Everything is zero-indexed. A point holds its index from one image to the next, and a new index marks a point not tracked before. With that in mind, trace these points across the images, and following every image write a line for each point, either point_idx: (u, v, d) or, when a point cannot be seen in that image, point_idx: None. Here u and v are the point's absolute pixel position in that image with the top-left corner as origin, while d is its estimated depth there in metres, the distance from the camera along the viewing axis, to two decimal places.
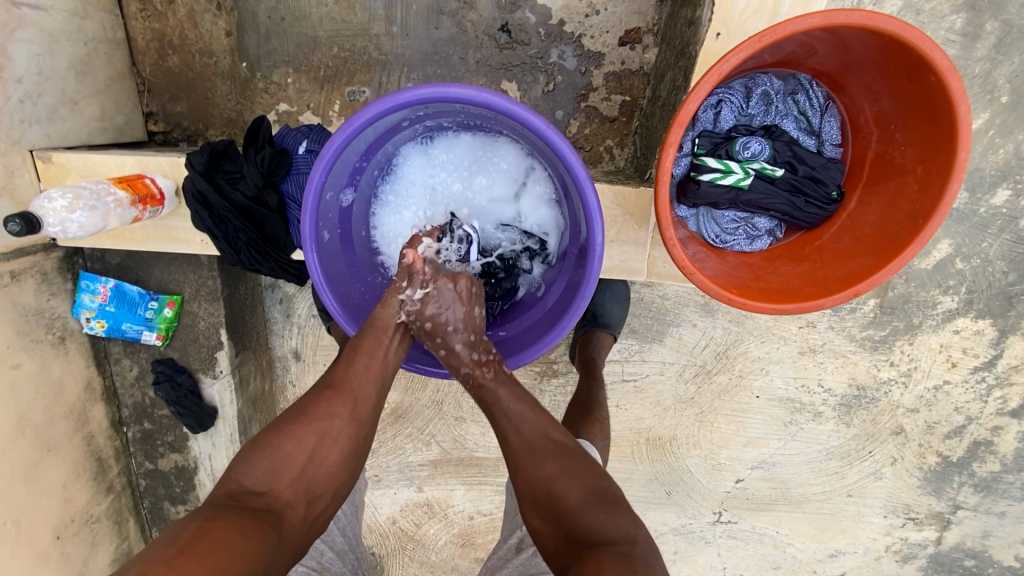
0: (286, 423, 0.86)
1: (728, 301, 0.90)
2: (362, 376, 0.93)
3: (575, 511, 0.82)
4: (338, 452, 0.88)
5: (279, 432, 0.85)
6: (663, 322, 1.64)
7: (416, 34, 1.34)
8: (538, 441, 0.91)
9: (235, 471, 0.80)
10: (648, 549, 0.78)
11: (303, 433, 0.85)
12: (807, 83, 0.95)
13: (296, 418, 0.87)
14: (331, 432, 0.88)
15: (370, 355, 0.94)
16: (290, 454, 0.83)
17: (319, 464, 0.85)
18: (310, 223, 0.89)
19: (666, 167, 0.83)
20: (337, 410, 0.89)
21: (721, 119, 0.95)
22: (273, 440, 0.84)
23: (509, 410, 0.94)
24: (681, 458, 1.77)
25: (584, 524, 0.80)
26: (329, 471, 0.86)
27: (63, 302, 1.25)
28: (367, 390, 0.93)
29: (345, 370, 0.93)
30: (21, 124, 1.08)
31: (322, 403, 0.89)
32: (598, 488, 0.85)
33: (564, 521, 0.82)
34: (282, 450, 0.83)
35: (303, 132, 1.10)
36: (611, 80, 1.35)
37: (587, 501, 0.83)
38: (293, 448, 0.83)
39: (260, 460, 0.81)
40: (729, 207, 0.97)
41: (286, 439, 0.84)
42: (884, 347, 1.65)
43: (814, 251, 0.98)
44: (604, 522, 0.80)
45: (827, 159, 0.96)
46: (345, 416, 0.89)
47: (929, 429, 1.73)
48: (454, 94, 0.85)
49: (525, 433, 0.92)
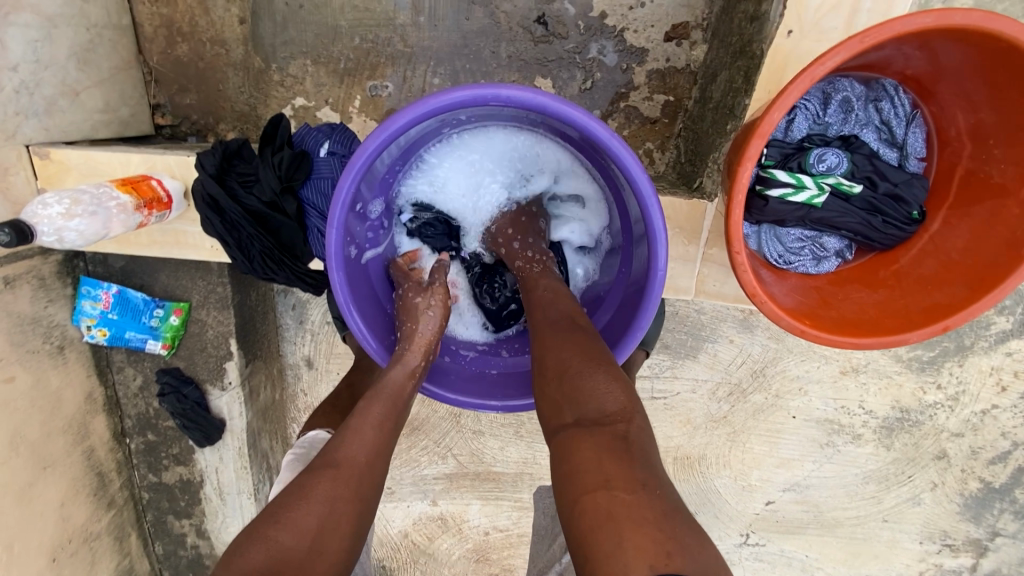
0: (280, 507, 0.70)
1: (799, 333, 0.81)
2: (369, 446, 0.78)
3: (576, 376, 0.73)
4: (344, 538, 0.71)
5: (271, 520, 0.69)
6: (698, 337, 1.55)
7: (444, 26, 1.23)
8: (558, 316, 0.83)
9: (222, 569, 0.64)
10: (645, 429, 0.68)
11: (298, 517, 0.69)
12: (893, 89, 0.84)
13: (291, 500, 0.71)
14: (332, 518, 0.71)
15: (380, 419, 0.81)
16: (287, 544, 0.67)
17: (322, 555, 0.68)
18: (337, 237, 0.80)
19: (741, 184, 0.73)
20: (341, 486, 0.73)
21: (793, 128, 0.85)
22: (266, 528, 0.68)
23: (539, 295, 0.87)
24: (709, 479, 1.68)
25: (581, 391, 0.71)
26: (333, 563, 0.69)
27: (63, 309, 1.17)
28: (374, 461, 0.78)
29: (349, 441, 0.78)
30: (16, 117, 0.99)
31: (320, 481, 0.73)
32: (603, 362, 0.74)
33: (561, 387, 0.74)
34: (276, 539, 0.67)
35: (325, 132, 1.00)
36: (654, 78, 1.24)
37: (588, 367, 0.73)
38: (290, 536, 0.67)
39: (248, 555, 0.65)
40: (796, 225, 0.87)
41: (283, 526, 0.68)
42: (932, 368, 1.55)
43: (891, 277, 0.88)
44: (601, 394, 0.70)
45: (910, 174, 0.86)
46: (349, 497, 0.73)
47: (973, 454, 1.63)
48: (507, 95, 0.75)
49: (550, 312, 0.84)
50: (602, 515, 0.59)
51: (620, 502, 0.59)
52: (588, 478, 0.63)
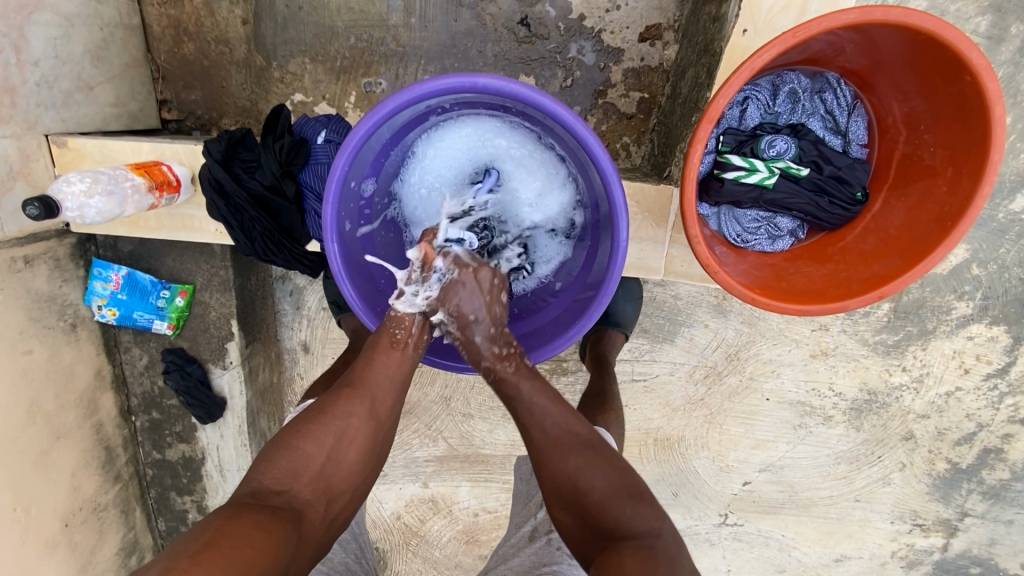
0: (304, 422, 0.85)
1: (750, 300, 0.89)
2: (383, 376, 0.91)
3: (601, 506, 0.83)
4: (356, 452, 0.86)
5: (297, 432, 0.84)
6: (675, 322, 1.63)
7: (434, 27, 1.32)
8: (561, 435, 0.90)
9: (255, 470, 0.79)
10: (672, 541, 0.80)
11: (320, 432, 0.84)
12: (835, 82, 0.93)
13: (313, 418, 0.85)
14: (348, 433, 0.86)
15: (391, 348, 0.93)
16: (310, 454, 0.82)
17: (339, 464, 0.84)
18: (332, 212, 0.88)
19: (693, 163, 0.82)
20: (355, 408, 0.88)
21: (746, 117, 0.94)
22: (292, 440, 0.83)
23: (531, 402, 0.91)
24: (689, 460, 1.76)
25: (611, 521, 0.82)
26: (348, 471, 0.85)
27: (75, 289, 1.24)
28: (385, 389, 0.91)
29: (364, 369, 0.91)
30: (37, 108, 1.07)
31: (339, 402, 0.88)
32: (629, 489, 0.85)
33: (590, 521, 0.84)
34: (300, 451, 0.82)
35: (321, 122, 1.09)
36: (630, 76, 1.33)
37: (615, 494, 0.84)
38: (311, 448, 0.82)
39: (277, 461, 0.80)
40: (751, 205, 0.96)
41: (306, 439, 0.83)
42: (897, 352, 1.63)
43: (838, 253, 0.97)
44: (632, 518, 0.81)
45: (853, 159, 0.95)
46: (362, 416, 0.88)
47: (939, 435, 1.72)
48: (483, 83, 0.83)
49: (549, 427, 0.90)
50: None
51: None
52: (623, 575, 0.73)
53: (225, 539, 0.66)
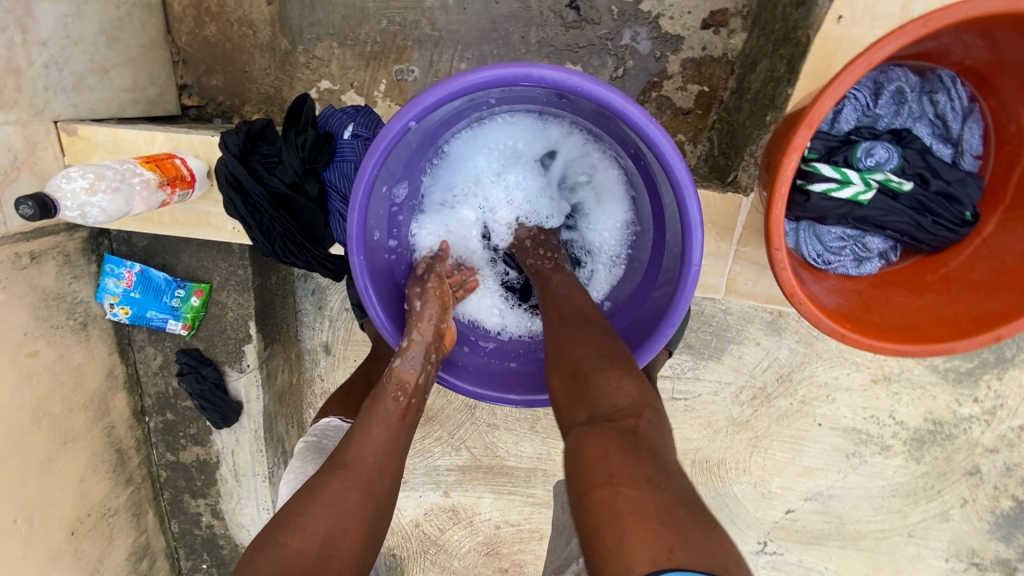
0: (289, 513, 0.69)
1: (839, 336, 0.76)
2: (381, 441, 0.77)
3: (589, 374, 0.70)
4: (356, 539, 0.69)
5: (282, 526, 0.68)
6: (723, 338, 1.50)
7: (473, 9, 1.20)
8: (575, 315, 0.80)
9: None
10: (658, 422, 0.65)
11: (307, 520, 0.68)
12: (950, 81, 0.78)
13: (301, 503, 0.70)
14: (342, 520, 0.69)
15: (388, 414, 0.80)
16: (296, 550, 0.65)
17: (332, 561, 0.66)
18: (359, 219, 0.78)
19: (784, 176, 0.69)
20: (351, 485, 0.72)
21: (838, 120, 0.80)
22: (276, 536, 0.66)
23: (555, 290, 0.86)
24: (728, 484, 1.64)
25: (596, 389, 0.69)
26: (347, 570, 0.67)
27: (87, 286, 1.17)
28: (386, 456, 0.76)
29: (359, 437, 0.77)
30: (45, 92, 0.99)
31: (330, 482, 0.72)
32: (616, 361, 0.71)
33: (578, 385, 0.71)
34: (284, 546, 0.65)
35: (349, 114, 0.98)
36: (689, 68, 1.19)
37: (601, 366, 0.71)
38: (298, 542, 0.65)
39: (259, 562, 0.63)
40: (838, 222, 0.83)
41: (292, 531, 0.67)
42: (970, 379, 1.48)
43: (939, 281, 0.83)
44: (615, 391, 0.68)
45: (965, 172, 0.81)
46: (359, 496, 0.71)
47: (1009, 471, 1.56)
48: (540, 76, 0.71)
49: (564, 308, 0.82)
50: (613, 513, 0.56)
51: (625, 496, 0.56)
52: (592, 471, 0.60)
53: None
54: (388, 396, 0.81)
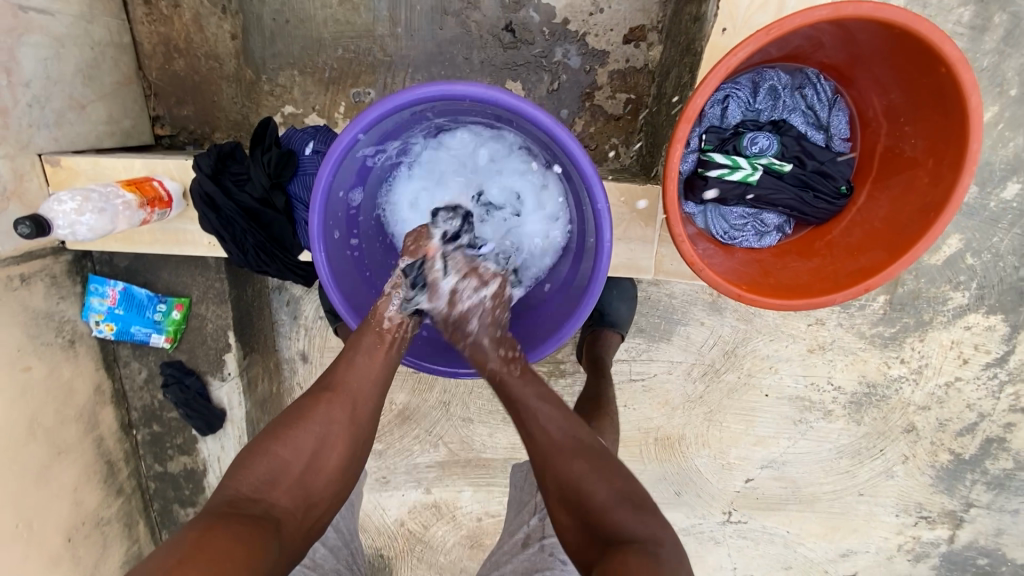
0: (281, 427, 0.85)
1: (737, 297, 0.89)
2: (364, 375, 0.92)
3: (605, 511, 0.80)
4: (338, 453, 0.87)
5: (275, 438, 0.84)
6: (671, 321, 1.63)
7: (420, 35, 1.34)
8: (562, 441, 0.88)
9: (231, 478, 0.80)
10: (676, 552, 0.75)
11: (297, 438, 0.85)
12: (815, 77, 0.94)
13: (292, 420, 0.86)
14: (328, 438, 0.87)
15: (371, 350, 0.92)
16: (287, 459, 0.83)
17: (319, 468, 0.85)
18: (318, 221, 0.89)
19: (673, 163, 0.82)
20: (336, 412, 0.88)
21: (728, 115, 0.95)
22: (270, 446, 0.83)
23: (532, 408, 0.91)
24: (690, 458, 1.76)
25: (614, 524, 0.78)
26: (330, 475, 0.86)
27: (73, 306, 1.26)
28: (367, 389, 0.91)
29: (345, 369, 0.91)
30: (30, 128, 1.09)
31: (318, 406, 0.88)
32: (631, 496, 0.81)
33: (591, 521, 0.80)
34: (277, 455, 0.83)
35: (310, 133, 1.10)
36: (615, 78, 1.34)
37: (617, 500, 0.81)
38: (289, 453, 0.83)
39: (255, 465, 0.81)
40: (737, 202, 0.96)
41: (283, 443, 0.84)
42: (895, 343, 1.63)
43: (824, 247, 0.97)
44: (634, 524, 0.77)
45: (836, 153, 0.96)
46: (342, 421, 0.88)
47: (940, 427, 1.71)
48: (462, 90, 0.84)
49: (552, 431, 0.89)
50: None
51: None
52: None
53: (204, 550, 0.67)
54: (371, 336, 0.93)
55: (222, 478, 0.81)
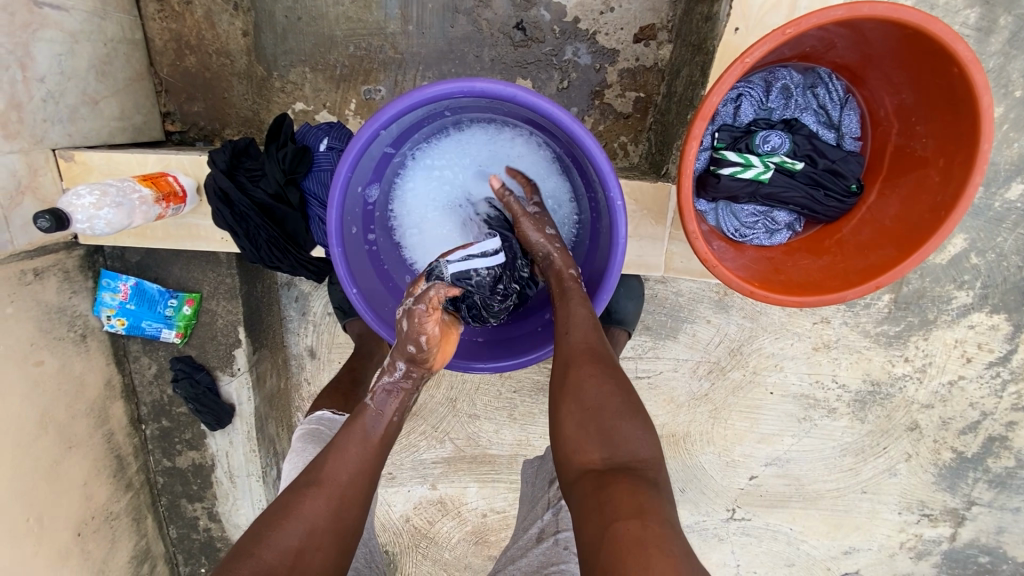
0: (265, 527, 0.82)
1: (749, 293, 0.90)
2: (352, 465, 0.89)
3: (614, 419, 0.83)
4: (324, 556, 0.82)
5: (258, 541, 0.80)
6: (677, 318, 1.64)
7: (432, 33, 1.34)
8: (588, 345, 0.89)
9: None
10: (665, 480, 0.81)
11: (281, 536, 0.81)
12: (827, 77, 0.95)
13: (276, 520, 0.82)
14: (314, 534, 0.82)
15: (361, 440, 0.92)
16: (270, 563, 0.78)
17: (302, 574, 0.79)
18: (336, 217, 0.90)
19: (688, 161, 0.83)
20: (324, 507, 0.84)
21: (741, 113, 0.95)
22: (252, 549, 0.79)
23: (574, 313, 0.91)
24: (694, 456, 1.77)
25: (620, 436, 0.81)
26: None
27: (85, 300, 1.26)
28: (356, 479, 0.88)
29: (331, 462, 0.89)
30: (44, 123, 1.09)
31: (304, 500, 0.84)
32: (637, 410, 0.84)
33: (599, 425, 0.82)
34: (260, 559, 0.78)
35: (324, 129, 1.11)
36: (625, 77, 1.35)
37: (627, 413, 0.83)
38: (271, 554, 0.79)
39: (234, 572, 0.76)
40: (748, 200, 0.97)
41: (268, 544, 0.80)
42: (899, 342, 1.64)
43: (834, 244, 0.98)
44: (634, 441, 0.82)
45: (847, 152, 0.97)
46: (329, 514, 0.84)
47: (943, 425, 1.72)
48: (481, 88, 0.85)
49: (586, 336, 0.89)
50: (636, 542, 0.68)
51: (652, 532, 0.69)
52: (624, 507, 0.73)
53: None
54: (361, 425, 0.92)
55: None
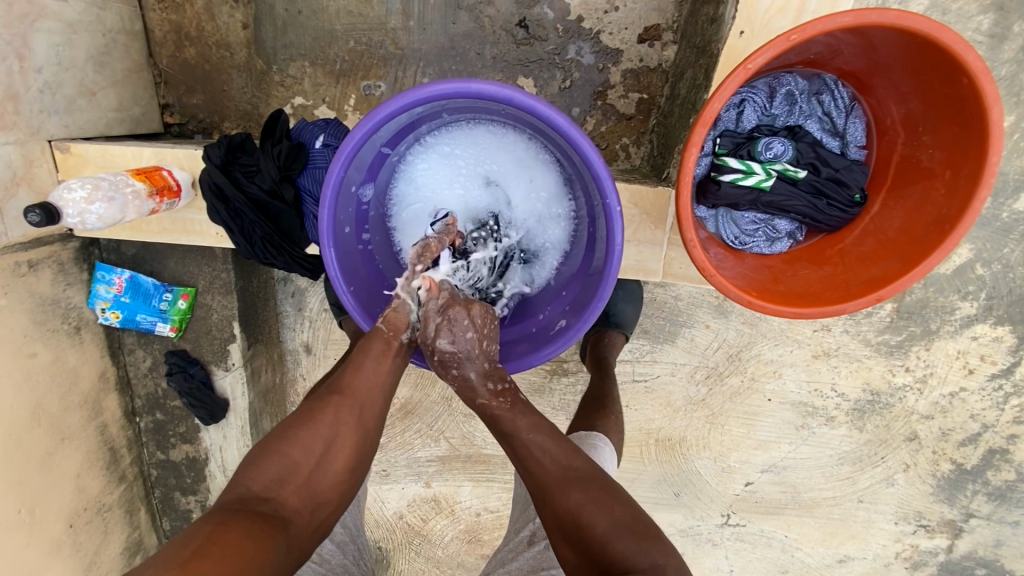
0: (291, 428, 0.85)
1: (747, 303, 0.89)
2: (372, 381, 0.90)
3: (606, 544, 0.78)
4: (344, 458, 0.86)
5: (284, 439, 0.84)
6: (676, 323, 1.63)
7: (433, 29, 1.33)
8: (562, 472, 0.87)
9: (243, 476, 0.80)
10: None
11: (305, 440, 0.84)
12: (833, 84, 0.93)
13: (300, 423, 0.85)
14: (334, 440, 0.85)
15: (380, 356, 0.91)
16: (296, 459, 0.82)
17: (324, 473, 0.84)
18: (328, 217, 0.89)
19: (688, 167, 0.81)
20: (345, 415, 0.87)
21: (743, 119, 0.94)
22: (278, 446, 0.83)
23: (527, 440, 0.89)
24: (690, 460, 1.76)
25: (616, 557, 0.76)
26: (336, 476, 0.85)
27: (79, 293, 1.26)
28: (374, 392, 0.90)
29: (353, 374, 0.90)
30: (40, 114, 1.08)
31: (326, 409, 0.87)
32: (630, 528, 0.79)
33: (592, 557, 0.78)
34: (285, 456, 0.82)
35: (320, 126, 1.09)
36: (628, 77, 1.33)
37: (618, 533, 0.79)
38: (296, 453, 0.83)
39: (262, 466, 0.81)
40: (749, 208, 0.95)
41: (293, 443, 0.83)
42: (901, 352, 1.62)
43: (836, 255, 0.96)
44: (631, 557, 0.76)
45: (851, 160, 0.95)
46: (349, 423, 0.87)
47: (943, 436, 1.70)
48: (477, 89, 0.83)
49: (550, 465, 0.88)
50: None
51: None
52: None
53: (218, 543, 0.68)
54: (379, 342, 0.91)
55: (234, 477, 0.81)
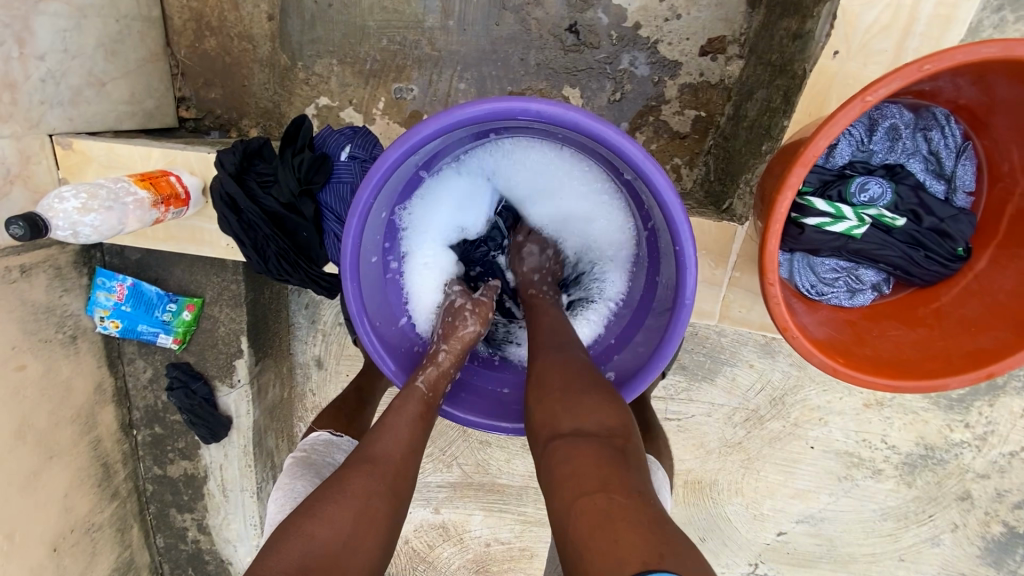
0: (312, 502, 0.71)
1: (831, 370, 0.77)
2: (402, 441, 0.79)
3: (583, 390, 0.73)
4: (377, 535, 0.71)
5: (306, 515, 0.69)
6: (716, 359, 1.50)
7: (474, 30, 1.21)
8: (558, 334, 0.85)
9: (258, 565, 0.64)
10: (638, 447, 0.69)
11: (334, 511, 0.70)
12: (944, 120, 0.79)
13: (324, 495, 0.71)
14: (367, 510, 0.71)
15: (413, 415, 0.82)
16: (323, 538, 0.67)
17: (354, 554, 0.68)
18: (353, 245, 0.77)
19: (779, 213, 0.69)
20: (377, 482, 0.74)
21: (835, 154, 0.81)
22: (299, 524, 0.68)
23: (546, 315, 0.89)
24: (720, 505, 1.63)
25: (591, 402, 0.71)
26: (367, 560, 0.69)
27: (78, 299, 1.16)
28: (406, 455, 0.79)
29: (380, 436, 0.79)
30: (41, 106, 0.98)
31: (355, 475, 0.74)
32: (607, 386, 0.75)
33: (567, 399, 0.72)
34: (312, 534, 0.67)
35: (347, 135, 0.98)
36: (686, 92, 1.20)
37: (596, 385, 0.75)
38: (322, 530, 0.68)
39: (283, 548, 0.66)
40: (832, 255, 0.83)
41: (318, 521, 0.68)
42: (961, 406, 1.49)
43: (930, 315, 0.83)
44: (599, 410, 0.70)
45: (958, 209, 0.81)
46: (383, 489, 0.74)
47: (999, 497, 1.56)
48: (537, 109, 0.71)
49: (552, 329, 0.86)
50: (603, 519, 0.59)
51: (618, 507, 0.59)
52: (585, 482, 0.63)
53: None
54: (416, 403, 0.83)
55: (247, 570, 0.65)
